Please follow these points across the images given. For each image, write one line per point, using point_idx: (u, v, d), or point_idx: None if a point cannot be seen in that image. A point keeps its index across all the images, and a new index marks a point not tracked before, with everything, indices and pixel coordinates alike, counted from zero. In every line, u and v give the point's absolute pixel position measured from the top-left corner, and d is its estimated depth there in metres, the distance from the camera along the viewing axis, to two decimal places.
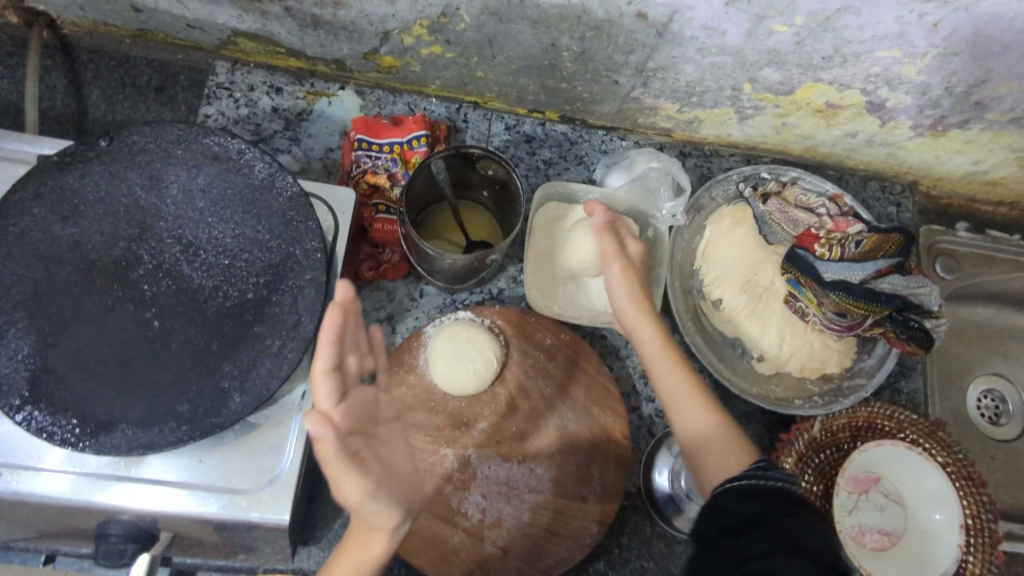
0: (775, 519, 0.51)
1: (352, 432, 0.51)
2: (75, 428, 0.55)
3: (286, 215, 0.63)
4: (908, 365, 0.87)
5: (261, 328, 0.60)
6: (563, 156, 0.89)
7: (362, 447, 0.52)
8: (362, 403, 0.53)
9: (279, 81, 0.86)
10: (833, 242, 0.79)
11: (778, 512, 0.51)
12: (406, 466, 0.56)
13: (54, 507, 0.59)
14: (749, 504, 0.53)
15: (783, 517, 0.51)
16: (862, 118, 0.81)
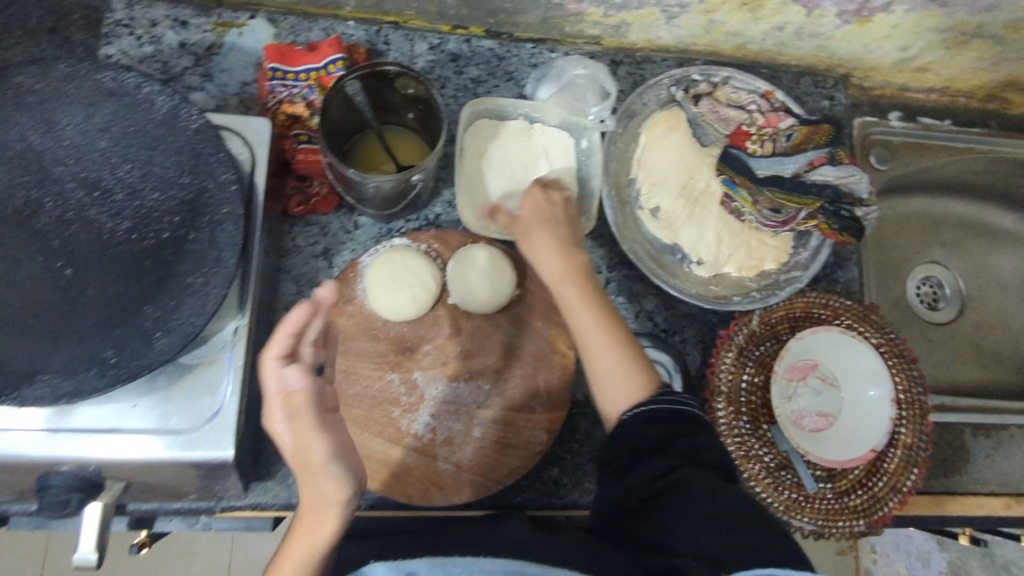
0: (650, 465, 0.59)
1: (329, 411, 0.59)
2: None
3: (195, 149, 0.61)
4: (843, 255, 0.89)
5: (182, 266, 0.58)
6: (491, 73, 0.87)
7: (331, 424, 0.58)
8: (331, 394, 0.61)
9: (182, 13, 0.81)
10: (765, 137, 0.80)
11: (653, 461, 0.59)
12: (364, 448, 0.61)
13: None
14: (653, 430, 0.60)
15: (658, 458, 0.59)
16: (787, 8, 0.79)
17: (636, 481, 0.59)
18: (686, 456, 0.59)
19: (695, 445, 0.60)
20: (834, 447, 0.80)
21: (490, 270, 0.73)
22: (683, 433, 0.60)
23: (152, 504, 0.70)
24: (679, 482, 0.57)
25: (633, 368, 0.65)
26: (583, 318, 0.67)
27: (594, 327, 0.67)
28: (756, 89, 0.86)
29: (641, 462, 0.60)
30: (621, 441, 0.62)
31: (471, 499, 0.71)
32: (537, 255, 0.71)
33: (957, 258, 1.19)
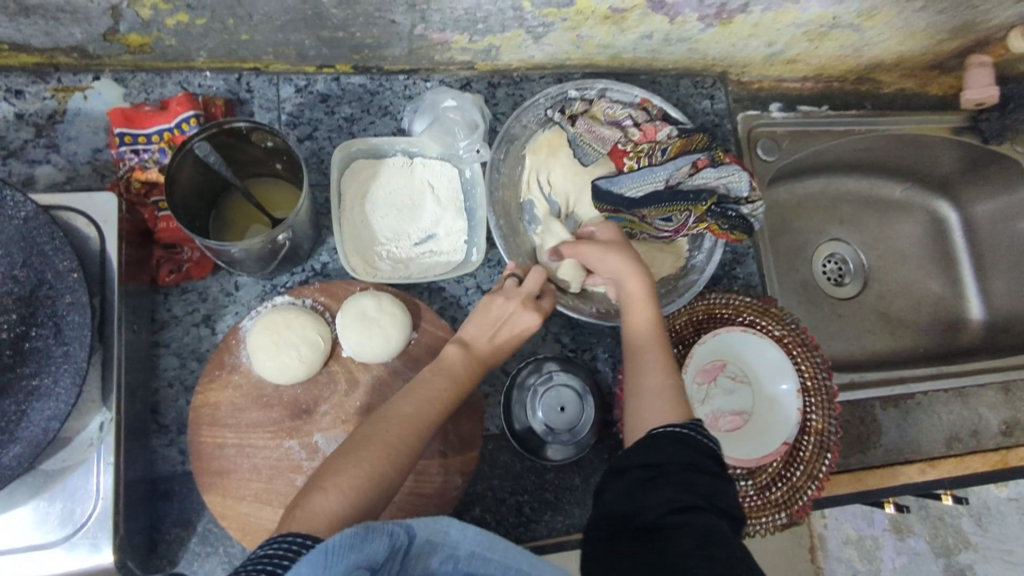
0: (665, 484, 0.54)
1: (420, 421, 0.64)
2: None
3: (28, 238, 0.55)
4: (740, 251, 0.91)
5: (25, 368, 0.53)
6: (365, 110, 0.84)
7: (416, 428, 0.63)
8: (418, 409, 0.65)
9: (15, 82, 0.75)
10: (641, 153, 0.81)
11: (666, 482, 0.54)
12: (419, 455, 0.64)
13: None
14: (681, 454, 0.56)
15: (669, 472, 0.55)
16: (650, 18, 0.80)
17: (652, 503, 0.53)
18: (713, 500, 0.53)
19: (716, 484, 0.55)
20: (749, 447, 0.80)
21: (378, 316, 0.70)
22: (701, 471, 0.55)
23: None
24: (695, 520, 0.51)
25: (677, 400, 0.63)
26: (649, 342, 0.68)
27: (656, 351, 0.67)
28: (631, 99, 0.87)
29: (664, 483, 0.54)
30: (643, 455, 0.57)
31: None
32: (619, 272, 0.72)
33: (856, 233, 1.23)
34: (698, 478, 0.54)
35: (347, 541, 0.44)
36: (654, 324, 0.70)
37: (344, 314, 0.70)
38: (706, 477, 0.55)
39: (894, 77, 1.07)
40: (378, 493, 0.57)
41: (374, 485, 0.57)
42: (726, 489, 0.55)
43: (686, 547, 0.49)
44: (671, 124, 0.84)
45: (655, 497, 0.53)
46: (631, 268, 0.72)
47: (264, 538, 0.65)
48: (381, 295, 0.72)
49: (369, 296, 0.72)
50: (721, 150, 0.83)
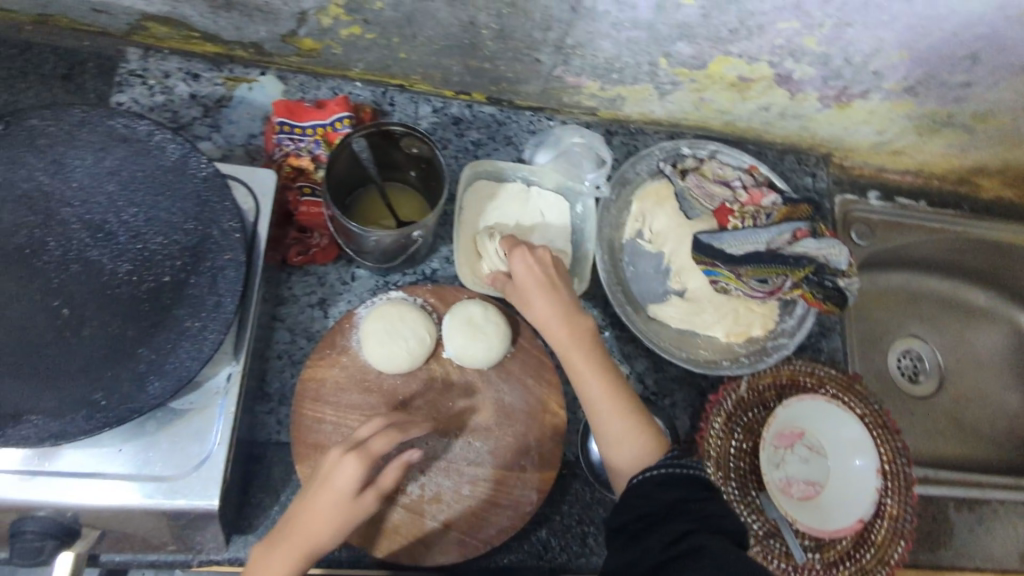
0: (660, 525, 0.57)
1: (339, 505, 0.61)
2: None
3: (202, 197, 0.62)
4: (828, 325, 0.92)
5: (179, 311, 0.59)
6: (491, 137, 0.90)
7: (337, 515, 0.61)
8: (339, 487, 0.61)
9: (195, 67, 0.84)
10: (746, 214, 0.84)
11: (661, 524, 0.56)
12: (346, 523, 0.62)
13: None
14: (669, 493, 0.58)
15: (664, 515, 0.57)
16: (773, 90, 0.84)
17: (651, 543, 0.56)
18: (708, 523, 0.56)
19: (709, 506, 0.57)
20: (822, 519, 0.79)
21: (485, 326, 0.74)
22: (695, 500, 0.58)
23: (125, 555, 0.67)
24: (696, 544, 0.54)
25: (640, 441, 0.65)
26: (597, 390, 0.67)
27: (601, 402, 0.67)
28: (741, 163, 0.91)
29: (665, 521, 0.56)
30: (633, 506, 0.59)
31: (456, 560, 0.70)
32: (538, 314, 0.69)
33: (935, 332, 1.21)
34: (696, 511, 0.57)
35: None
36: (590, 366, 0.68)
37: (452, 319, 0.74)
38: (699, 505, 0.57)
39: (994, 182, 1.09)
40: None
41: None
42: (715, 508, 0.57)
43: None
44: (777, 192, 0.87)
45: (657, 533, 0.56)
46: (550, 306, 0.69)
47: None
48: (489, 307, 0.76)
49: (478, 306, 0.75)
50: (823, 224, 0.84)
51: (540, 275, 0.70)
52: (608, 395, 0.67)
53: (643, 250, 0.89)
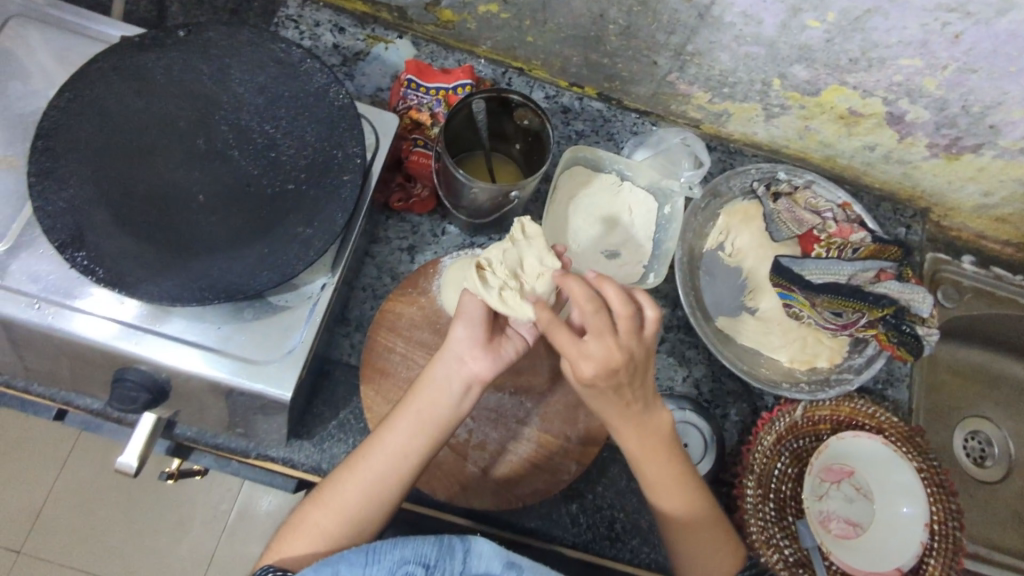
0: None
1: (409, 450, 0.63)
2: (110, 272, 0.60)
3: (334, 121, 0.69)
4: (896, 374, 0.90)
5: (296, 216, 0.65)
6: (595, 131, 0.94)
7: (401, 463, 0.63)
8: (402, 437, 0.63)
9: (343, 21, 0.92)
10: (832, 245, 0.84)
11: None
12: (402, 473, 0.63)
13: (83, 350, 0.63)
14: None
15: None
16: (882, 130, 0.85)
17: None
18: None
19: None
20: (858, 560, 0.77)
21: (536, 268, 0.67)
22: None
23: (196, 432, 0.75)
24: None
25: (712, 536, 0.68)
26: (655, 473, 0.66)
27: (669, 485, 0.67)
28: (836, 198, 0.90)
29: None
30: None
31: (488, 508, 0.73)
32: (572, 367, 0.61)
33: (1010, 419, 1.14)
34: None
35: (389, 545, 0.54)
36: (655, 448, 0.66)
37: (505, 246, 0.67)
38: None
39: None
40: (371, 516, 0.62)
41: (357, 512, 0.61)
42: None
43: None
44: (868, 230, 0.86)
45: None
46: (586, 364, 0.60)
47: None
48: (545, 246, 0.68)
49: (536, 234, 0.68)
50: (910, 271, 0.84)
51: (593, 343, 0.60)
52: (681, 489, 0.67)
53: (722, 266, 0.90)
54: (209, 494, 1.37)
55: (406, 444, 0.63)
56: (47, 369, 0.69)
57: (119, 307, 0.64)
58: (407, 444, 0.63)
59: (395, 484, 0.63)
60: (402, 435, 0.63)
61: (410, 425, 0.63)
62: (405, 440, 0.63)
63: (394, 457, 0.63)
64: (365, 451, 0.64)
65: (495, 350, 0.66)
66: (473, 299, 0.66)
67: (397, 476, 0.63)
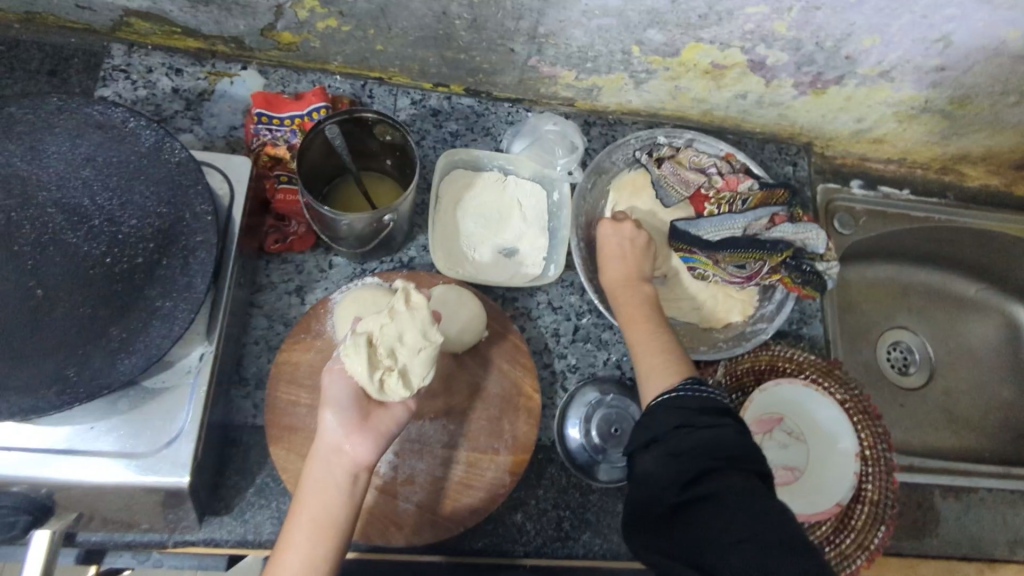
0: (675, 454, 0.59)
1: (320, 548, 0.60)
2: None
3: (176, 179, 0.63)
4: (808, 312, 0.92)
5: (152, 291, 0.60)
6: (469, 129, 0.91)
7: (320, 564, 0.59)
8: (309, 537, 0.60)
9: (178, 62, 0.86)
10: (723, 201, 0.84)
11: (677, 453, 0.58)
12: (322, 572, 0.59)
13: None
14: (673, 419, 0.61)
15: (675, 441, 0.60)
16: (747, 78, 0.85)
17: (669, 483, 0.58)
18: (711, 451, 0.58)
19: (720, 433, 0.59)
20: (803, 502, 0.78)
21: (416, 343, 0.64)
22: (694, 424, 0.60)
23: (103, 535, 0.69)
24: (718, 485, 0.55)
25: (667, 369, 0.70)
26: (641, 334, 0.74)
27: (653, 340, 0.73)
28: (716, 151, 0.91)
29: (673, 460, 0.58)
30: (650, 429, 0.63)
31: (429, 541, 0.70)
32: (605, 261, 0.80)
33: (925, 325, 1.19)
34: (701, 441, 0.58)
35: None
36: (648, 315, 0.76)
37: (383, 322, 0.64)
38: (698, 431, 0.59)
39: (980, 171, 1.09)
40: None
41: None
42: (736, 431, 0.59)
43: (706, 518, 0.54)
44: (752, 178, 0.87)
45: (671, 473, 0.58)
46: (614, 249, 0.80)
47: None
48: (427, 320, 0.65)
49: (421, 304, 0.66)
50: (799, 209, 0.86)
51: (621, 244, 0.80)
52: (656, 346, 0.73)
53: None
54: None
55: (313, 543, 0.60)
56: None
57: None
58: (318, 545, 0.60)
59: None
60: (308, 536, 0.60)
61: (317, 518, 0.60)
62: (314, 539, 0.60)
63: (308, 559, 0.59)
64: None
65: (371, 430, 0.63)
66: (337, 379, 0.64)
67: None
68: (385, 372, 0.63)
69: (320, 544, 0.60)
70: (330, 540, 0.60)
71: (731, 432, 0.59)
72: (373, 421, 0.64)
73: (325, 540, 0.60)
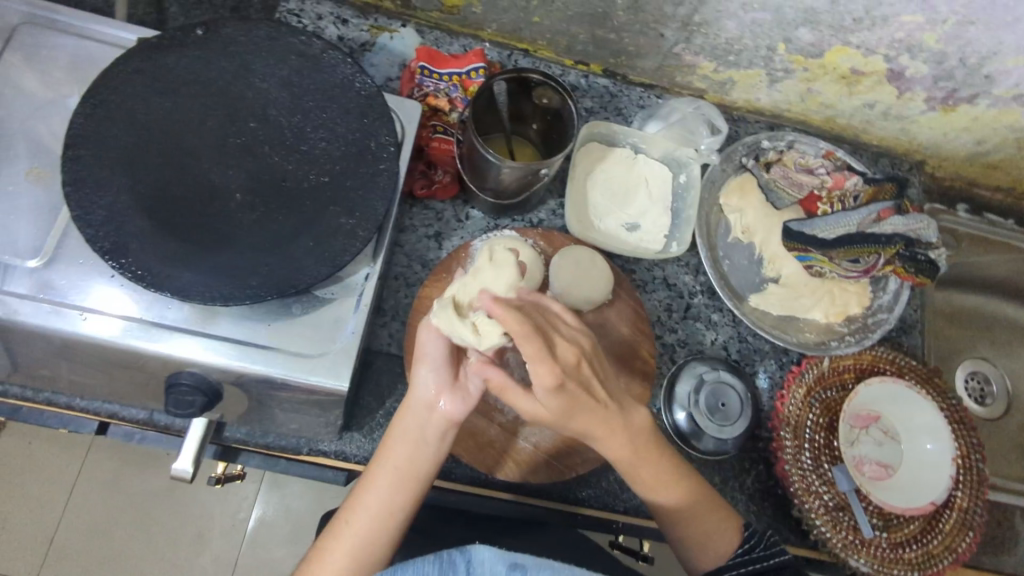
0: None
1: (397, 493, 0.65)
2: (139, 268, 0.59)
3: (364, 110, 0.68)
4: (909, 323, 0.94)
5: (337, 208, 0.65)
6: (603, 106, 0.95)
7: (394, 509, 0.65)
8: (389, 481, 0.65)
9: (345, 13, 0.91)
10: (834, 199, 0.87)
11: None
12: (393, 517, 0.65)
13: (74, 345, 0.62)
14: None
15: None
16: (882, 87, 0.88)
17: None
18: None
19: None
20: (897, 497, 0.82)
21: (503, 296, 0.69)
22: None
23: (246, 433, 0.75)
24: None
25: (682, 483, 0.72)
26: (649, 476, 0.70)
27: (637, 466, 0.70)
28: (817, 150, 0.95)
29: None
30: None
31: (543, 481, 0.75)
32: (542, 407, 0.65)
33: None
34: None
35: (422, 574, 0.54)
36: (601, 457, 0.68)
37: (466, 284, 0.69)
38: None
39: None
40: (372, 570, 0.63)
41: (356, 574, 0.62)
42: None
43: None
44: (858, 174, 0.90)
45: None
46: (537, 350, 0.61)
47: None
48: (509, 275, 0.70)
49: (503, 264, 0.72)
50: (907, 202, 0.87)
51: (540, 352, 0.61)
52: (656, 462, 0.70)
53: (736, 244, 0.93)
54: (225, 502, 1.35)
55: (393, 486, 0.65)
56: (94, 380, 0.68)
57: (109, 300, 0.62)
58: (397, 490, 0.65)
59: (384, 537, 0.64)
60: (389, 478, 0.65)
61: (400, 465, 0.66)
62: (395, 483, 0.65)
63: (386, 501, 0.65)
64: (351, 506, 0.65)
65: (460, 391, 0.68)
66: (432, 335, 0.68)
67: (390, 523, 0.64)
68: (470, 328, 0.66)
69: (400, 489, 0.65)
70: (406, 488, 0.65)
71: None
72: (464, 387, 0.68)
73: (403, 486, 0.65)
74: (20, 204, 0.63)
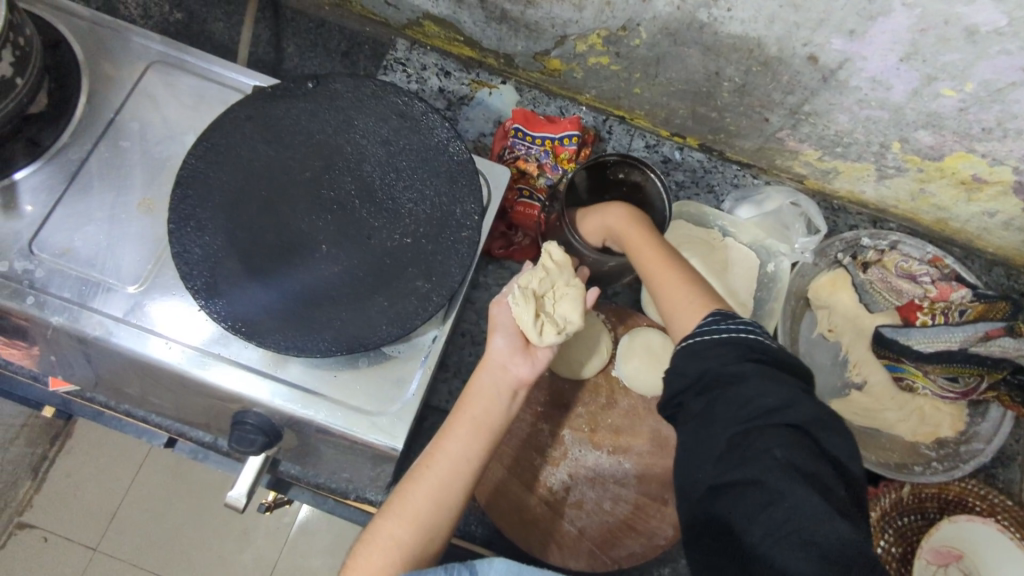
0: (733, 498, 0.50)
1: (474, 442, 0.62)
2: (218, 307, 0.62)
3: (455, 176, 0.69)
4: (1007, 455, 0.86)
5: (414, 271, 0.66)
6: (694, 182, 0.94)
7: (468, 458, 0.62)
8: (465, 431, 0.62)
9: (448, 65, 0.94)
10: (936, 310, 0.80)
11: (738, 490, 0.49)
12: (467, 468, 0.61)
13: (149, 368, 0.66)
14: (704, 362, 0.56)
15: (719, 400, 0.53)
16: (1006, 197, 0.81)
17: (731, 499, 0.50)
18: (767, 484, 0.48)
19: (769, 465, 0.49)
20: None
21: (566, 293, 0.66)
22: (745, 435, 0.51)
23: (300, 471, 0.78)
24: (770, 494, 0.48)
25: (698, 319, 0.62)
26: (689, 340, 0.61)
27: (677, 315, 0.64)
28: (923, 254, 0.87)
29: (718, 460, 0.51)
30: (698, 363, 0.56)
31: (584, 568, 0.73)
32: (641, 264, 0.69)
33: None
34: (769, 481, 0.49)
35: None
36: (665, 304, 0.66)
37: (539, 274, 0.66)
38: (756, 443, 0.50)
39: None
40: (442, 524, 0.60)
41: (429, 524, 0.59)
42: (774, 401, 0.51)
43: (764, 508, 0.48)
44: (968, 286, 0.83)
45: (736, 461, 0.50)
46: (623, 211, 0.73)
47: (493, 494, 0.73)
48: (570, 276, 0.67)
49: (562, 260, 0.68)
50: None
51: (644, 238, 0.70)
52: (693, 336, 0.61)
53: (819, 341, 0.87)
54: None
55: (468, 439, 0.62)
56: (168, 401, 0.72)
57: (182, 327, 0.65)
58: (472, 440, 0.62)
59: (458, 488, 0.61)
60: (463, 426, 0.63)
61: (478, 414, 0.63)
62: (469, 431, 0.62)
63: (460, 452, 0.61)
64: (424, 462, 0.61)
65: (535, 356, 0.66)
66: (506, 309, 0.66)
67: (460, 479, 0.61)
68: (545, 320, 0.64)
69: (477, 437, 0.62)
70: (481, 439, 0.63)
71: (761, 379, 0.52)
72: (533, 350, 0.66)
73: (479, 435, 0.62)
74: (129, 232, 0.68)
